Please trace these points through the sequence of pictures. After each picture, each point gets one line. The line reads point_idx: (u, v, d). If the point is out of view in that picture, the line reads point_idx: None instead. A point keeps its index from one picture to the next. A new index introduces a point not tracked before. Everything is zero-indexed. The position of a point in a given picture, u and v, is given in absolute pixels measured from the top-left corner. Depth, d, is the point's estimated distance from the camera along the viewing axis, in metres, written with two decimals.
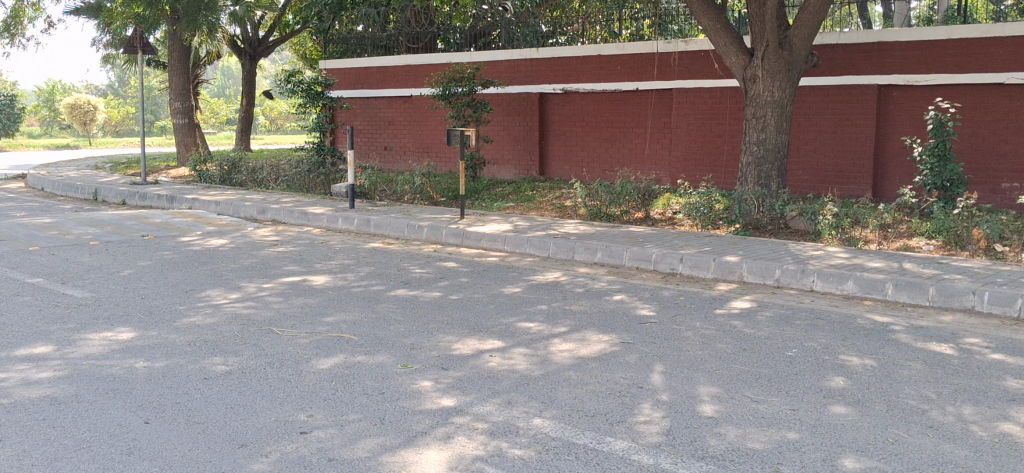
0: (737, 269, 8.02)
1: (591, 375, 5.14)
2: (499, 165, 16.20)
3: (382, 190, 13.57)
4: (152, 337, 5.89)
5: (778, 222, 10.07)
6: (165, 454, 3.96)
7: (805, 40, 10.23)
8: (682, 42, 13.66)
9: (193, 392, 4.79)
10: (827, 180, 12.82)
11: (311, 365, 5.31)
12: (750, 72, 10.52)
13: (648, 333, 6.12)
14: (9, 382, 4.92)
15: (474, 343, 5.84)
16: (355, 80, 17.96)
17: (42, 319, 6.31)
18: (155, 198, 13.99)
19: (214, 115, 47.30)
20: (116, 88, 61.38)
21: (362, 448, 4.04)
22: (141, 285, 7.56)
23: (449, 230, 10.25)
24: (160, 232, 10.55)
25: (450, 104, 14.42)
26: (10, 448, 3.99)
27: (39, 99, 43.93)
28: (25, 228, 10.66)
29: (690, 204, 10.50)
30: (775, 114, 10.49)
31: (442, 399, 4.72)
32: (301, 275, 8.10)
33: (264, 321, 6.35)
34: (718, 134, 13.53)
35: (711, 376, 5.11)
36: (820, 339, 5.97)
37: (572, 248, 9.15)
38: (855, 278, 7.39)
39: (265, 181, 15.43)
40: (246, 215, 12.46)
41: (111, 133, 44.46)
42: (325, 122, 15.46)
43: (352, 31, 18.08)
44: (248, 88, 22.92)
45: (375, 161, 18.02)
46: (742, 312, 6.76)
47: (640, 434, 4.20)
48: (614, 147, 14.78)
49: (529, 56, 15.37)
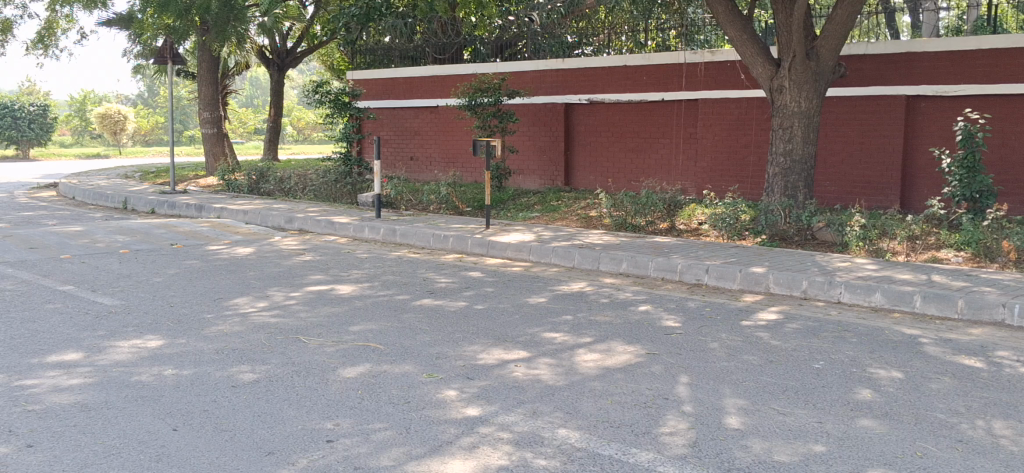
0: (764, 280, 7.99)
1: (617, 386, 5.15)
2: (524, 175, 16.22)
3: (407, 199, 13.60)
4: (180, 345, 5.95)
5: (805, 233, 10.01)
6: (192, 461, 3.99)
7: (832, 51, 10.20)
8: (708, 53, 13.64)
9: (220, 400, 4.83)
10: (855, 190, 12.73)
11: (337, 374, 5.34)
12: (777, 83, 10.49)
13: (673, 344, 6.11)
14: (39, 388, 4.99)
15: (499, 353, 5.86)
16: (381, 91, 18.06)
17: (74, 327, 6.40)
18: (184, 207, 14.13)
19: (243, 124, 47.77)
20: (146, 98, 62.08)
21: (387, 456, 4.06)
22: (170, 293, 7.65)
23: (474, 240, 10.27)
24: (190, 241, 10.65)
25: (476, 114, 14.44)
26: (42, 454, 4.05)
27: (71, 110, 44.52)
28: (57, 236, 10.82)
29: (716, 214, 10.40)
30: (802, 125, 10.44)
31: (467, 408, 4.73)
32: (327, 284, 8.15)
33: (292, 329, 6.39)
34: (744, 145, 13.49)
35: (738, 388, 5.09)
36: (847, 351, 5.93)
37: (597, 258, 9.14)
38: (883, 290, 7.34)
39: (292, 191, 15.49)
40: (274, 224, 12.56)
41: (141, 142, 44.95)
42: (352, 132, 15.57)
43: (379, 42, 18.23)
44: (277, 99, 23.06)
45: (402, 171, 18.10)
46: (768, 324, 6.72)
47: (665, 446, 4.19)
48: (639, 157, 14.75)
49: (554, 66, 15.41)
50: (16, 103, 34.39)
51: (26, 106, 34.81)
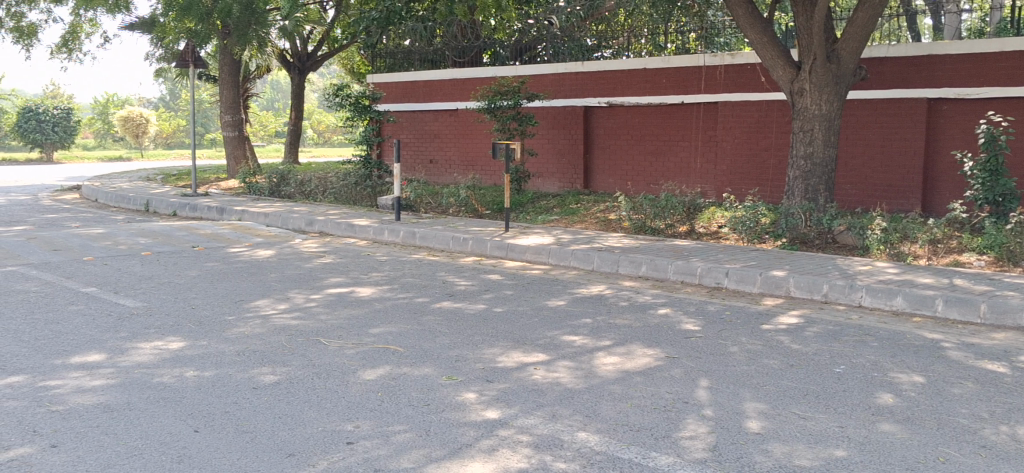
0: (784, 284, 7.96)
1: (637, 389, 5.14)
2: (544, 178, 16.23)
3: (427, 202, 13.68)
4: (202, 346, 5.99)
5: (826, 237, 9.96)
6: (213, 463, 4.02)
7: (852, 54, 10.16)
8: (728, 55, 13.60)
9: (241, 401, 4.86)
10: (876, 194, 12.67)
11: (357, 376, 5.37)
12: (797, 86, 10.45)
13: (693, 347, 6.09)
14: (63, 389, 5.05)
15: (518, 355, 5.86)
16: (401, 94, 18.12)
17: (97, 328, 6.45)
18: (205, 209, 14.22)
19: (264, 127, 48.01)
20: (167, 101, 62.51)
21: (406, 459, 4.07)
22: (192, 295, 7.70)
23: (493, 243, 10.28)
24: (211, 243, 10.72)
25: (495, 117, 14.44)
26: (66, 455, 4.09)
27: (94, 113, 44.90)
28: (81, 238, 10.91)
29: (736, 217, 10.39)
30: (822, 128, 10.40)
31: (486, 411, 4.74)
32: (348, 287, 8.18)
33: (313, 332, 6.42)
34: (764, 148, 13.45)
35: (758, 392, 5.07)
36: (868, 355, 5.90)
37: (616, 261, 9.13)
38: (904, 294, 7.30)
39: (313, 193, 15.57)
40: (294, 227, 12.63)
41: (162, 145, 45.27)
42: (372, 135, 15.62)
43: (399, 45, 18.34)
44: (298, 102, 23.17)
45: (421, 174, 18.15)
46: (789, 328, 6.69)
47: (685, 450, 4.18)
48: (659, 160, 14.73)
49: (574, 69, 15.40)
50: (40, 107, 34.73)
51: (51, 109, 35.15)
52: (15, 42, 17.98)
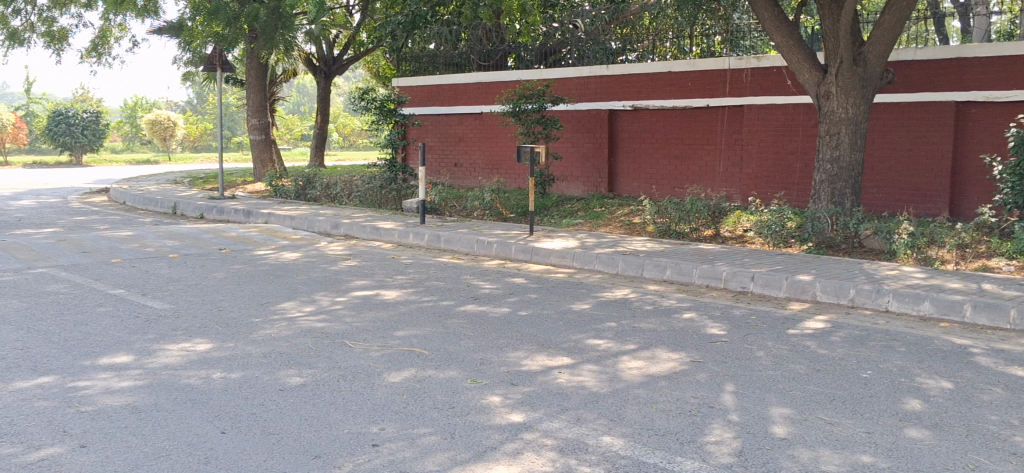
0: (810, 288, 7.91)
1: (662, 393, 5.12)
2: (568, 182, 16.20)
3: (452, 205, 13.73)
4: (229, 348, 6.04)
5: (852, 241, 9.89)
6: (240, 464, 4.05)
7: (879, 56, 10.09)
8: (754, 58, 13.56)
9: (268, 403, 4.89)
10: (904, 198, 12.55)
11: (383, 378, 5.38)
12: (823, 89, 10.39)
13: (719, 352, 6.07)
14: (92, 390, 5.10)
15: (543, 359, 5.86)
16: (426, 97, 18.18)
17: (125, 330, 6.52)
18: (232, 212, 14.33)
19: (290, 131, 48.27)
20: (194, 104, 63.00)
21: (431, 461, 4.08)
22: (219, 297, 7.76)
23: (518, 247, 10.29)
24: (238, 246, 10.80)
25: (520, 121, 14.45)
26: (95, 455, 4.13)
27: (123, 116, 45.34)
28: (109, 240, 11.02)
29: (761, 221, 10.34)
30: (849, 131, 10.33)
31: (511, 414, 4.75)
32: (373, 289, 8.21)
33: (338, 334, 6.45)
34: (790, 152, 13.39)
35: (784, 397, 5.04)
36: (896, 360, 5.86)
37: (641, 265, 9.11)
38: (932, 299, 7.24)
39: (338, 196, 15.64)
40: (320, 229, 12.69)
41: (190, 148, 45.63)
42: (397, 139, 15.68)
43: (424, 49, 18.39)
44: (324, 106, 23.28)
45: (446, 178, 18.18)
46: (815, 332, 6.65)
47: (711, 455, 4.17)
48: (684, 164, 14.67)
49: (598, 72, 15.39)
50: (70, 110, 35.11)
51: (80, 113, 35.53)
52: (45, 47, 18.20)
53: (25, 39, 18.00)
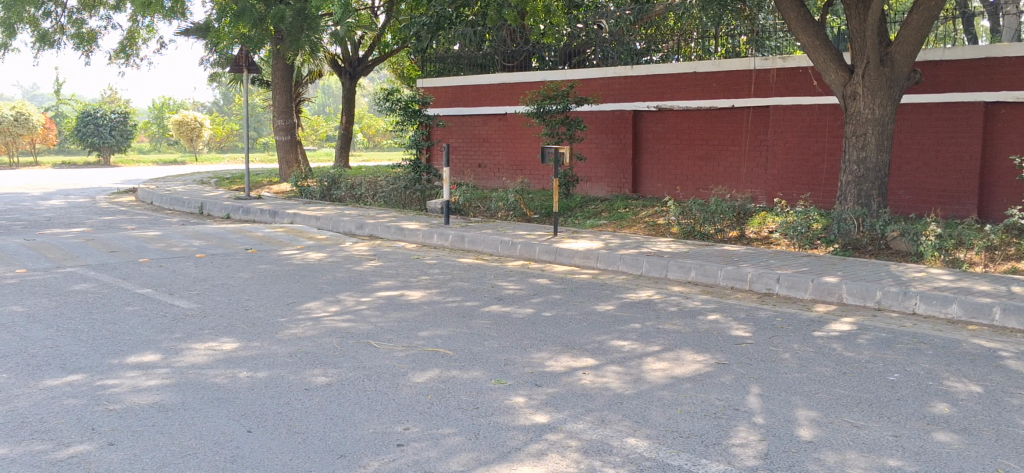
0: (836, 290, 7.86)
1: (687, 395, 5.11)
2: (592, 183, 16.18)
3: (476, 206, 13.76)
4: (255, 347, 6.08)
5: (879, 242, 9.81)
6: (266, 463, 4.07)
7: (907, 56, 10.01)
8: (780, 59, 13.49)
9: (293, 402, 4.92)
10: (931, 199, 12.45)
11: (407, 378, 5.40)
12: (850, 90, 10.31)
13: (744, 354, 6.04)
14: (120, 388, 5.15)
15: (567, 360, 5.87)
16: (450, 98, 18.22)
17: (152, 329, 6.58)
18: (258, 212, 14.43)
19: (315, 131, 48.48)
20: (221, 105, 63.42)
21: (456, 462, 4.09)
22: (245, 296, 7.82)
23: (542, 247, 10.29)
24: (264, 246, 10.86)
25: (544, 121, 14.44)
26: (123, 452, 4.18)
27: (151, 116, 45.74)
28: (136, 240, 11.13)
29: (787, 223, 10.26)
30: (876, 132, 10.24)
31: (535, 415, 4.75)
32: (397, 290, 8.24)
33: (363, 334, 6.48)
34: (816, 152, 13.31)
35: (810, 400, 5.01)
36: (923, 364, 5.81)
37: (666, 266, 9.08)
38: (960, 301, 7.17)
39: (363, 197, 15.68)
40: (345, 230, 12.75)
41: (216, 148, 45.96)
42: (422, 139, 15.72)
43: (449, 50, 18.43)
44: (349, 106, 23.37)
45: (470, 178, 18.20)
46: (841, 335, 6.61)
47: (736, 457, 4.15)
48: (708, 165, 14.62)
49: (623, 73, 15.36)
50: (98, 111, 35.45)
51: (108, 113, 35.87)
52: (75, 48, 18.39)
53: (55, 41, 18.21)
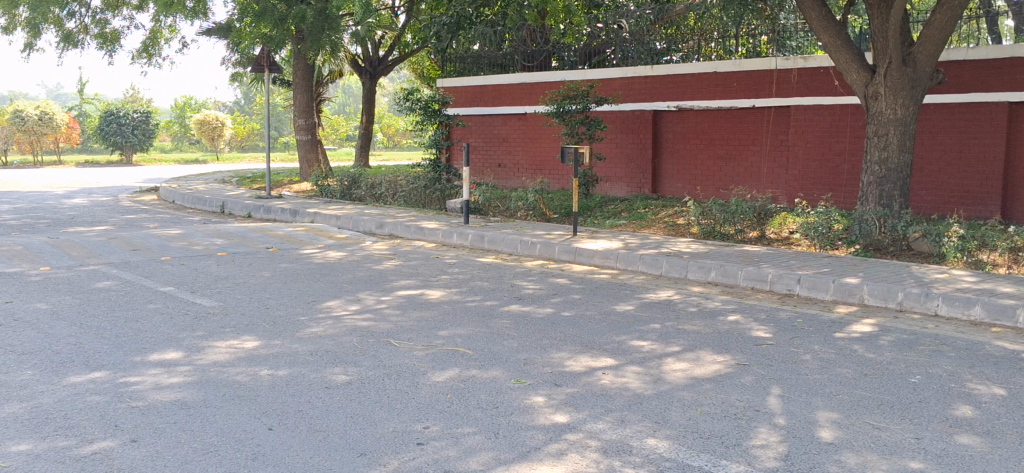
0: (857, 291, 7.82)
1: (707, 396, 5.10)
2: (611, 183, 16.16)
3: (496, 205, 13.79)
4: (276, 346, 6.11)
5: (901, 243, 9.75)
6: (286, 460, 4.10)
7: (930, 56, 9.94)
8: (801, 58, 13.42)
9: (314, 400, 4.95)
10: (953, 200, 12.36)
11: (427, 377, 5.42)
12: (872, 90, 10.25)
13: (764, 355, 6.01)
14: (142, 385, 5.19)
15: (586, 359, 5.87)
16: (470, 98, 18.24)
17: (174, 327, 6.62)
18: (279, 212, 14.50)
19: (335, 131, 48.62)
20: (242, 104, 63.73)
21: (475, 461, 4.10)
22: (266, 295, 7.85)
23: (561, 247, 10.29)
24: (285, 244, 10.91)
25: (564, 121, 14.43)
26: (146, 448, 4.21)
27: (173, 115, 46.02)
28: (158, 238, 11.21)
29: (808, 223, 10.22)
30: (898, 133, 10.18)
31: (555, 415, 4.75)
32: (417, 289, 8.26)
33: (383, 333, 6.50)
34: (837, 153, 13.25)
35: (831, 402, 4.99)
36: (945, 365, 5.77)
37: (685, 266, 9.06)
38: (983, 304, 7.11)
39: (383, 196, 15.72)
40: (365, 229, 12.79)
41: (237, 148, 46.18)
42: (441, 139, 15.76)
43: (468, 50, 18.34)
44: (369, 106, 23.44)
45: (490, 178, 18.22)
46: (862, 336, 6.57)
47: (756, 458, 4.14)
48: (728, 165, 14.58)
49: (643, 73, 15.33)
50: (121, 110, 35.69)
51: (130, 113, 36.12)
52: (99, 48, 18.53)
53: (79, 41, 18.36)
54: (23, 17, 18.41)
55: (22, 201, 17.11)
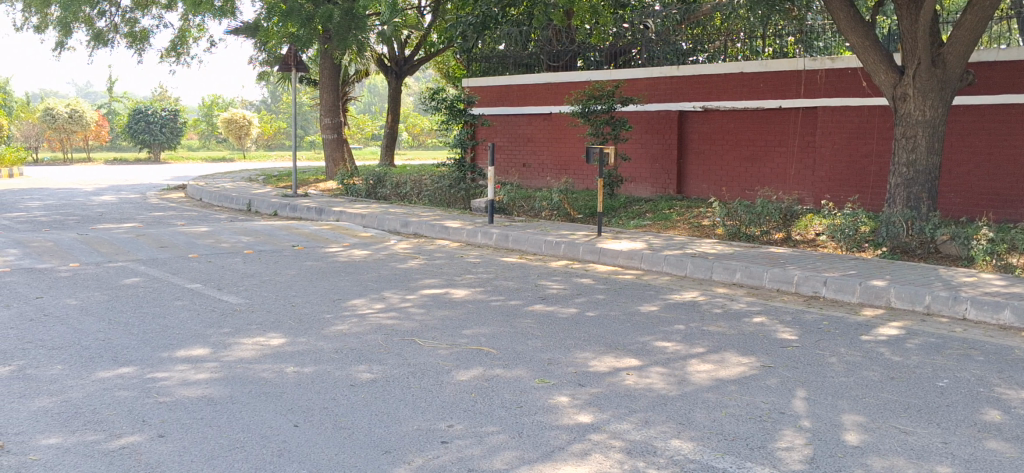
0: (884, 294, 7.75)
1: (731, 398, 5.08)
2: (636, 183, 16.11)
3: (520, 205, 13.80)
4: (301, 343, 6.14)
5: (928, 246, 9.68)
6: (312, 457, 4.12)
7: (959, 58, 9.85)
8: (828, 59, 13.34)
9: (339, 398, 4.98)
10: (982, 202, 12.23)
11: (451, 376, 5.43)
12: (900, 91, 10.17)
13: (790, 357, 5.99)
14: (170, 381, 5.24)
15: (610, 360, 5.87)
16: (495, 97, 18.27)
17: (201, 323, 6.68)
18: (305, 210, 14.58)
19: (361, 130, 48.79)
20: (269, 103, 64.10)
21: (500, 460, 4.11)
22: (292, 293, 7.90)
23: (585, 247, 10.28)
24: (311, 243, 10.98)
25: (589, 121, 14.41)
26: (173, 444, 4.25)
27: (201, 114, 46.39)
28: (186, 236, 11.30)
29: (834, 225, 10.16)
30: (926, 134, 10.09)
31: (579, 415, 4.75)
32: (441, 288, 8.29)
33: (407, 331, 6.53)
34: (864, 154, 13.17)
35: (857, 405, 4.96)
36: (974, 370, 5.71)
37: (710, 268, 9.03)
38: (1013, 308, 7.04)
39: (408, 196, 15.78)
40: (390, 228, 12.82)
41: (263, 146, 46.43)
42: (466, 138, 15.78)
43: (494, 49, 18.38)
44: (394, 106, 23.51)
45: (515, 178, 18.23)
46: (889, 339, 6.52)
47: (781, 461, 4.12)
48: (754, 166, 14.51)
49: (669, 73, 15.29)
50: (150, 109, 35.96)
51: (159, 111, 36.40)
52: (128, 46, 18.71)
53: (109, 40, 18.55)
54: (55, 16, 18.62)
55: (53, 198, 17.29)
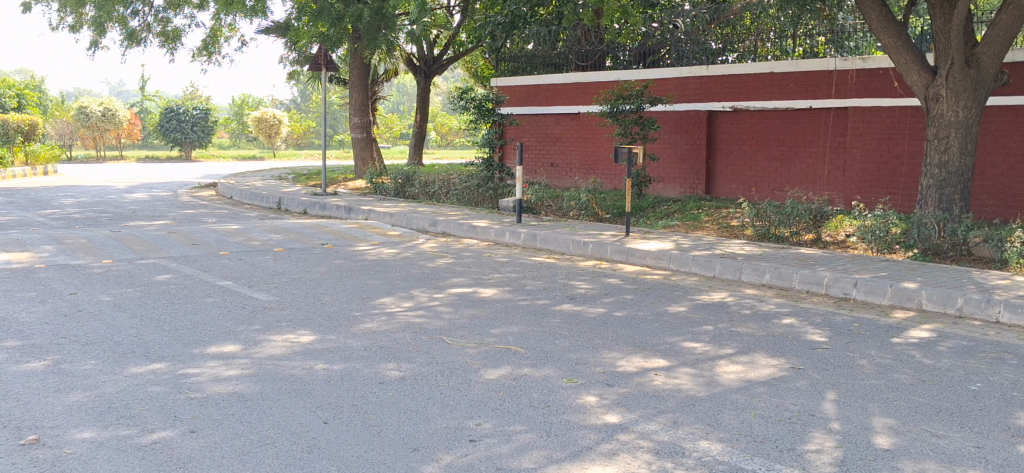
0: (916, 297, 7.68)
1: (760, 399, 5.06)
2: (664, 183, 16.05)
3: (548, 204, 13.81)
4: (331, 341, 6.18)
5: (960, 248, 9.58)
6: (341, 454, 4.15)
7: (994, 58, 9.73)
8: (860, 59, 13.23)
9: (368, 395, 5.00)
10: (1016, 204, 12.08)
11: (480, 375, 5.44)
12: (932, 91, 10.07)
13: (820, 359, 5.95)
14: (201, 378, 5.29)
15: (639, 360, 5.86)
16: (524, 97, 18.28)
17: (232, 320, 6.74)
18: (333, 208, 14.66)
19: (389, 129, 48.94)
20: (298, 103, 64.47)
21: (528, 459, 4.12)
22: (321, 290, 7.95)
23: (613, 247, 10.27)
24: (340, 241, 11.04)
25: (618, 121, 14.38)
26: (204, 439, 4.29)
27: (231, 113, 46.74)
28: (217, 233, 11.40)
29: (865, 226, 10.09)
30: (959, 135, 9.97)
31: (607, 415, 4.75)
32: (469, 287, 8.30)
33: (436, 330, 6.55)
34: (895, 155, 13.07)
35: (887, 408, 4.92)
36: (1007, 373, 5.65)
37: (739, 269, 8.99)
38: None
39: (436, 195, 15.82)
40: (418, 226, 12.86)
41: (292, 145, 46.69)
42: (495, 138, 15.81)
43: (522, 49, 18.35)
44: (423, 105, 23.57)
45: (543, 177, 18.23)
46: (920, 342, 6.46)
47: (811, 464, 4.10)
48: (784, 167, 14.43)
49: (698, 73, 15.22)
50: (181, 107, 36.25)
51: (191, 109, 36.68)
52: (161, 46, 18.88)
53: (142, 39, 18.73)
54: (89, 15, 18.83)
55: (86, 195, 17.49)
